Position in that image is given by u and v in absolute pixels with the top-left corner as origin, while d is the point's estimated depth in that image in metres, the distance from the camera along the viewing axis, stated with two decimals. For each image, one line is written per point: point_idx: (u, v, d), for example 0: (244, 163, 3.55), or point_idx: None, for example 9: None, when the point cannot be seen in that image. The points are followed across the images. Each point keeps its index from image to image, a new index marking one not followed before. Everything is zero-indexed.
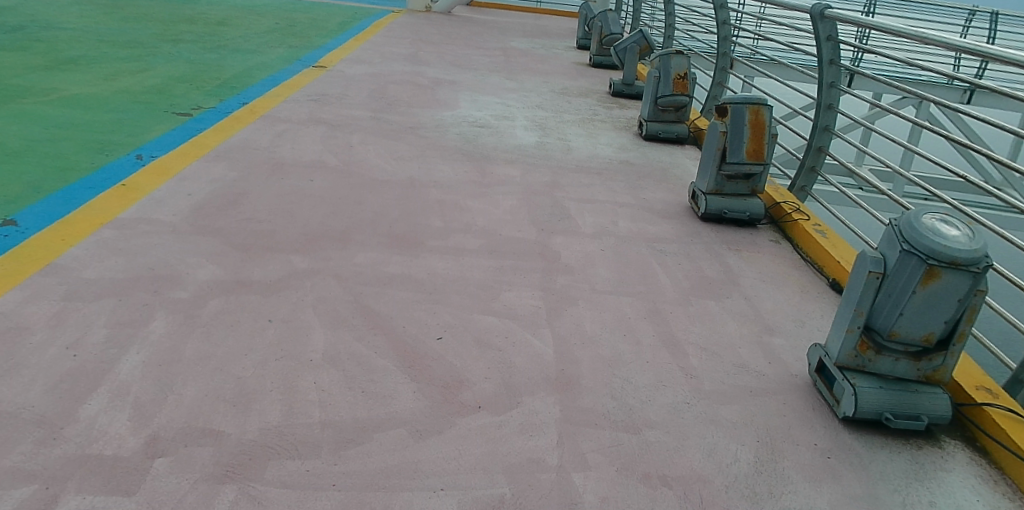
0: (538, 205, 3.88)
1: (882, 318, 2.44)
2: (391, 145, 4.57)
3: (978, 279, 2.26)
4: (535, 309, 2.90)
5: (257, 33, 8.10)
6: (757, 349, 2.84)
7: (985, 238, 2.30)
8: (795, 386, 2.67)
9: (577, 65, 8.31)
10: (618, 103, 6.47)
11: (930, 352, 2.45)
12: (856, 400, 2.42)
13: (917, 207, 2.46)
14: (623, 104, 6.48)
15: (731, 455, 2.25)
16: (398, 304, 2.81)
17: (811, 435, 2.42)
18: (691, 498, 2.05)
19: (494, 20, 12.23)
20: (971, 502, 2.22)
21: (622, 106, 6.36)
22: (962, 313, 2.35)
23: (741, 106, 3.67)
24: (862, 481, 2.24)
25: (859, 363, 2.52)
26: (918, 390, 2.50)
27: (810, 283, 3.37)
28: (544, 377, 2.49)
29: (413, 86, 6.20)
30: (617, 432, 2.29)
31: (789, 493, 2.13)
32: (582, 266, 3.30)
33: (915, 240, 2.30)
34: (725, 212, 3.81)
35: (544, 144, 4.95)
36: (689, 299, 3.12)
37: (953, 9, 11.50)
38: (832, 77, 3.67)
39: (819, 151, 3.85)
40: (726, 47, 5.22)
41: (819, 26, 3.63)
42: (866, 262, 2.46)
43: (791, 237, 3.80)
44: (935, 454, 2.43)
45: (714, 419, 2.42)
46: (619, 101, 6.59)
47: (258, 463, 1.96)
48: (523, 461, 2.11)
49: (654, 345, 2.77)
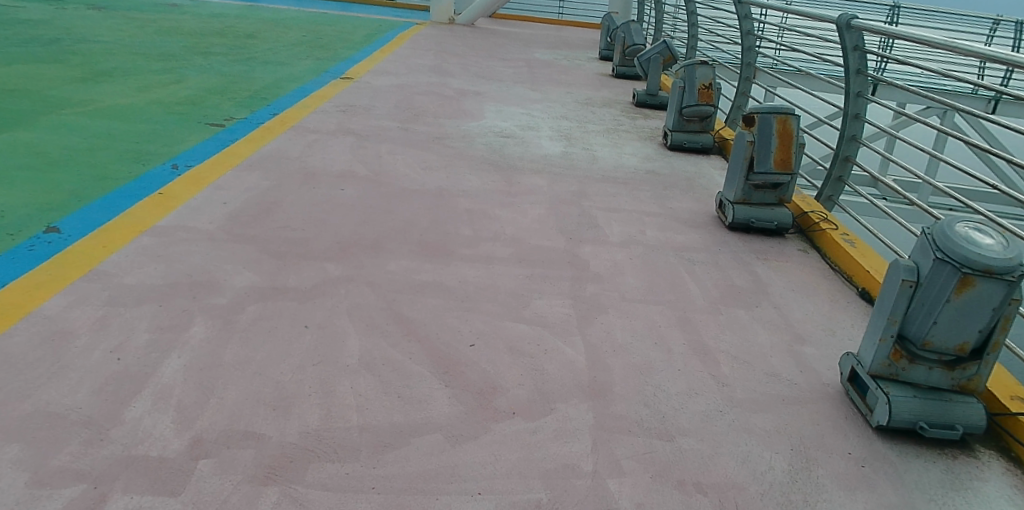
0: (565, 215, 3.91)
1: (915, 327, 2.45)
2: (419, 155, 4.63)
3: (1014, 288, 2.26)
4: (566, 317, 2.92)
5: (284, 45, 8.25)
6: (788, 358, 2.83)
7: (1021, 247, 2.30)
8: (826, 395, 2.66)
9: (599, 75, 8.35)
10: (642, 113, 6.50)
11: (964, 361, 2.45)
12: (890, 409, 2.42)
13: (950, 216, 2.47)
14: (646, 114, 6.51)
15: (765, 463, 2.28)
16: (431, 312, 2.84)
17: (844, 444, 2.43)
18: (725, 506, 2.08)
19: (515, 31, 12.35)
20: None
21: (645, 117, 6.38)
22: (997, 322, 2.35)
23: (768, 116, 3.67)
24: (898, 490, 2.26)
25: (892, 372, 2.52)
26: (952, 399, 2.50)
27: (840, 292, 3.35)
28: (577, 384, 2.51)
29: (438, 97, 6.28)
30: (650, 439, 2.31)
31: (823, 503, 2.15)
32: (611, 275, 3.31)
33: (949, 248, 2.30)
34: (753, 220, 3.80)
35: (569, 154, 4.98)
36: (719, 308, 3.12)
37: (980, 18, 11.37)
38: (859, 86, 3.62)
39: (847, 161, 3.82)
40: (750, 58, 5.18)
41: (845, 36, 3.59)
42: (898, 271, 2.46)
43: (819, 246, 3.79)
44: (972, 464, 2.43)
45: (746, 427, 2.44)
46: (643, 111, 6.61)
47: (299, 466, 1.99)
48: (558, 467, 2.13)
49: (685, 353, 2.77)
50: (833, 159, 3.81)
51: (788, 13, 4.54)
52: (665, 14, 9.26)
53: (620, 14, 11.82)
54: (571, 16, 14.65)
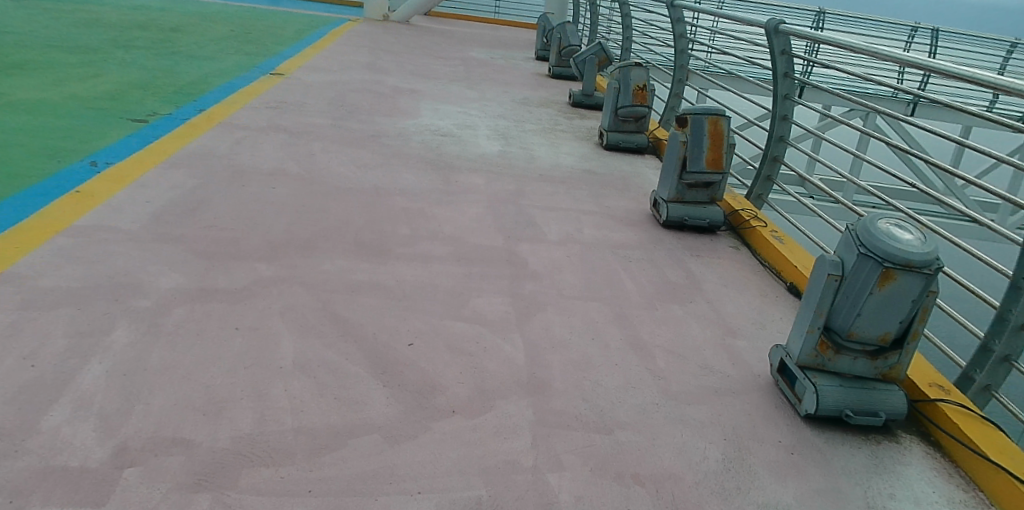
0: (503, 213, 3.92)
1: (841, 319, 2.58)
2: (354, 153, 4.55)
3: (931, 281, 2.42)
4: (505, 314, 2.92)
5: (212, 40, 7.95)
6: (721, 351, 2.93)
7: (937, 242, 2.46)
8: (757, 386, 2.77)
9: (536, 75, 8.42)
10: (578, 113, 6.59)
11: (886, 351, 2.60)
12: (818, 397, 2.53)
13: (871, 213, 2.61)
14: (583, 114, 6.60)
15: (699, 453, 2.36)
16: (368, 311, 2.79)
17: (774, 433, 2.54)
18: (663, 495, 2.14)
19: (452, 30, 12.31)
20: (927, 493, 2.40)
21: (581, 117, 6.47)
22: (916, 313, 2.51)
23: (701, 117, 3.78)
24: (825, 475, 2.38)
25: (819, 363, 2.64)
26: (875, 387, 2.64)
27: (769, 287, 3.49)
28: (516, 381, 2.52)
29: (373, 95, 6.19)
30: (590, 433, 2.35)
31: (755, 490, 2.24)
32: (549, 272, 3.34)
33: (872, 243, 2.44)
34: (687, 219, 3.91)
35: (506, 153, 5.00)
36: (654, 304, 3.20)
37: (898, 26, 12.07)
38: (787, 89, 3.77)
39: (775, 161, 3.98)
40: (683, 60, 5.33)
41: (773, 40, 3.73)
42: (825, 266, 2.58)
43: (750, 243, 3.93)
44: (894, 449, 2.61)
45: (681, 418, 2.51)
46: (578, 111, 6.70)
47: (232, 471, 1.92)
48: (499, 463, 2.14)
49: (622, 348, 2.83)
50: (763, 160, 3.96)
51: (719, 17, 4.70)
52: (600, 17, 9.44)
53: (557, 16, 11.97)
54: (509, 18, 14.70)
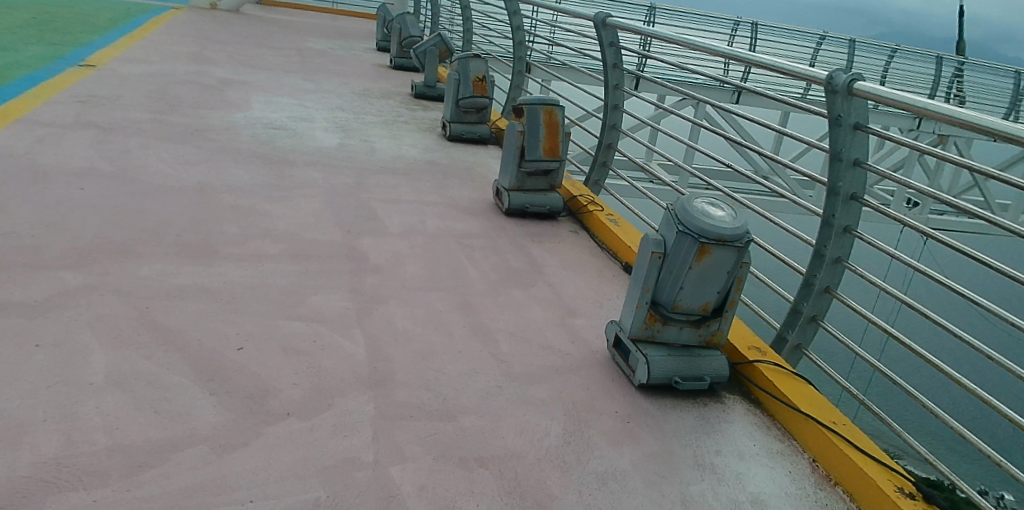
0: (343, 207, 3.83)
1: (666, 292, 2.75)
2: (177, 149, 4.24)
3: (741, 253, 2.68)
4: (344, 310, 2.86)
5: (5, 28, 7.07)
6: (561, 331, 3.05)
7: (744, 217, 2.71)
8: (595, 361, 2.91)
9: (377, 67, 8.32)
10: (420, 105, 6.59)
11: (708, 319, 2.81)
12: (649, 368, 2.70)
13: (689, 193, 2.82)
14: (425, 105, 6.61)
15: (541, 431, 2.45)
16: (192, 317, 2.62)
17: (611, 404, 2.69)
18: (506, 475, 2.20)
19: (292, 21, 11.85)
20: (749, 447, 2.68)
21: (424, 108, 6.48)
22: (731, 283, 2.75)
23: (536, 107, 3.88)
24: (657, 439, 2.57)
25: (649, 335, 2.81)
26: (700, 354, 2.85)
27: (606, 267, 3.69)
28: (356, 377, 2.48)
29: (199, 87, 5.82)
30: (433, 422, 2.36)
31: (593, 460, 2.37)
32: (391, 265, 3.31)
33: (689, 220, 2.65)
34: (528, 206, 4.03)
35: (346, 146, 4.89)
36: (497, 290, 3.26)
37: (718, 22, 13.17)
38: (616, 80, 3.97)
39: (609, 148, 4.19)
40: (521, 52, 5.48)
41: (602, 33, 3.91)
42: (648, 244, 2.74)
43: (588, 227, 4.12)
44: (719, 408, 2.85)
45: (524, 399, 2.59)
46: (421, 103, 6.71)
47: (34, 500, 1.72)
48: (337, 462, 2.09)
49: (465, 335, 2.87)
50: (598, 147, 4.15)
51: (555, 12, 4.85)
52: (442, 10, 9.53)
53: (398, 8, 11.91)
54: (357, 11, 14.36)
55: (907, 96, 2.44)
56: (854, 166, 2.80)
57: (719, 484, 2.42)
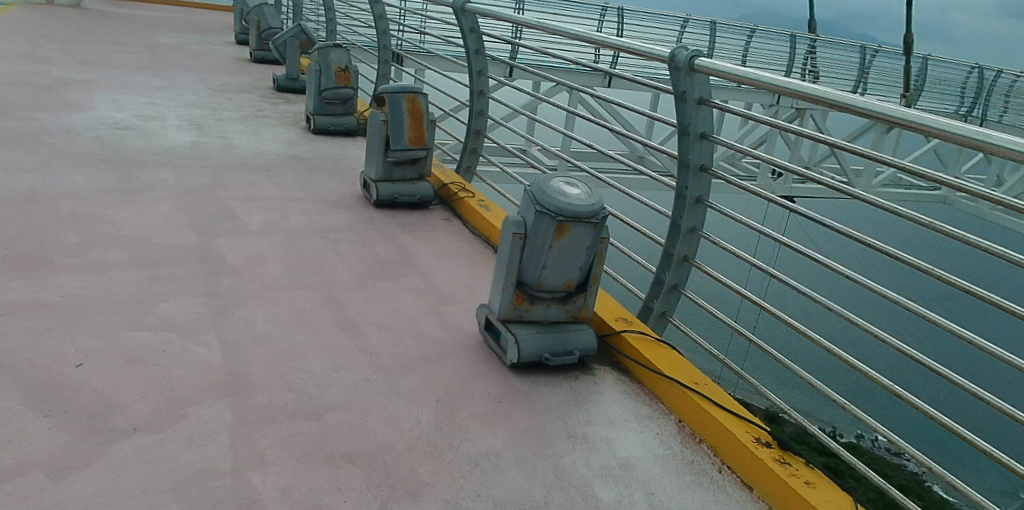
0: (197, 208, 3.67)
1: (530, 272, 2.82)
2: (5, 156, 3.92)
3: (599, 228, 2.79)
4: (198, 316, 2.74)
5: None
6: (432, 318, 3.06)
7: (600, 194, 2.82)
8: (468, 345, 2.94)
9: (237, 61, 8.07)
10: (283, 98, 6.45)
11: (573, 295, 2.91)
12: (519, 347, 2.76)
13: (547, 173, 2.89)
14: (288, 99, 6.46)
15: (412, 419, 2.45)
16: (21, 336, 2.43)
17: (484, 386, 2.73)
18: (375, 467, 2.18)
19: (147, 16, 11.30)
20: (619, 414, 2.79)
21: (288, 101, 6.34)
22: (593, 259, 2.87)
23: (398, 96, 3.78)
24: (529, 416, 2.63)
25: (518, 315, 2.87)
26: (569, 329, 2.94)
27: (478, 252, 3.73)
28: (212, 384, 2.39)
29: (31, 88, 5.42)
30: (297, 422, 2.31)
31: (466, 443, 2.40)
32: (251, 265, 3.20)
33: (546, 200, 2.72)
34: (397, 196, 4.03)
35: (201, 143, 4.69)
36: (365, 283, 3.23)
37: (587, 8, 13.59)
38: (480, 66, 4.00)
39: (479, 134, 4.22)
40: (385, 41, 5.42)
41: (461, 18, 3.95)
42: (509, 226, 2.80)
43: (461, 214, 4.15)
44: (590, 380, 2.95)
45: (394, 389, 2.58)
46: (284, 96, 6.58)
47: None
48: (192, 473, 2.00)
49: (330, 331, 2.82)
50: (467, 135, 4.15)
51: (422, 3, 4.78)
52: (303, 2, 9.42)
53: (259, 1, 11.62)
54: (227, 8, 13.81)
55: (762, 74, 2.59)
56: (701, 139, 2.90)
57: (590, 453, 2.51)
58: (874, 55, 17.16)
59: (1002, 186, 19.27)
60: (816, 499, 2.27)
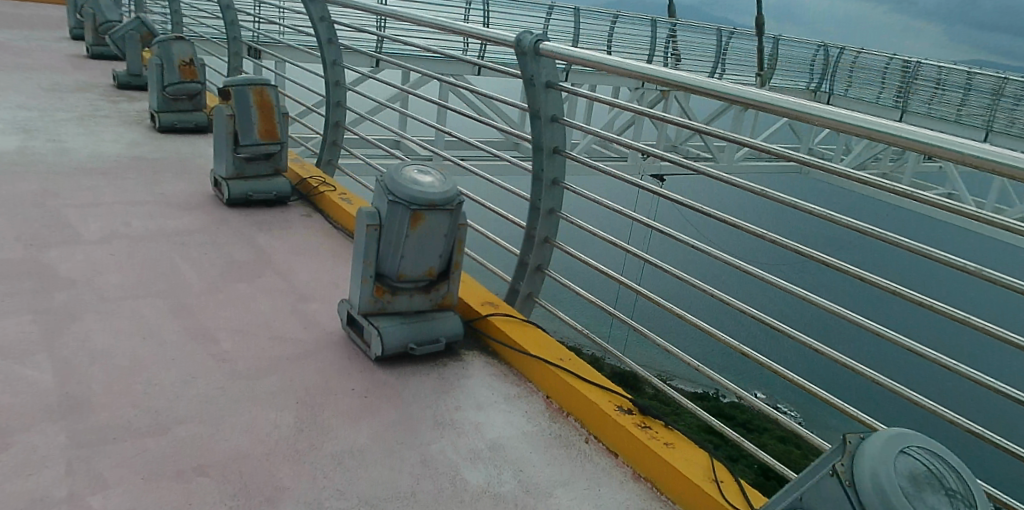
0: (27, 220, 3.55)
1: (388, 264, 2.80)
2: None
3: (455, 214, 2.80)
4: (25, 335, 2.61)
5: None
6: (292, 318, 3.04)
7: (454, 181, 2.83)
8: (329, 343, 2.94)
9: (73, 57, 8.42)
10: (126, 96, 6.61)
11: (436, 283, 2.92)
12: (382, 340, 2.76)
13: (399, 163, 2.87)
14: (131, 96, 6.66)
15: (271, 424, 2.39)
16: None
17: (348, 383, 2.71)
18: (230, 477, 2.10)
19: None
20: (488, 397, 2.83)
21: (130, 100, 6.51)
22: (452, 245, 2.89)
23: (243, 89, 3.77)
24: (396, 408, 2.63)
25: (380, 307, 2.86)
26: (433, 317, 2.96)
27: (340, 246, 3.79)
28: (44, 407, 2.25)
29: None
30: (143, 438, 2.20)
31: (328, 442, 2.36)
32: (89, 277, 3.10)
33: (398, 189, 2.69)
34: (252, 194, 4.05)
35: (30, 149, 4.66)
36: (217, 286, 3.19)
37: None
38: (335, 55, 4.03)
39: (337, 126, 4.21)
40: (234, 33, 5.56)
41: (310, 8, 3.95)
42: (363, 218, 2.76)
43: (323, 209, 4.20)
44: (458, 366, 2.98)
45: (251, 395, 2.52)
46: (127, 93, 6.77)
47: None
48: (21, 504, 1.85)
49: (179, 341, 2.75)
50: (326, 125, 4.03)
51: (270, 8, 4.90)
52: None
53: None
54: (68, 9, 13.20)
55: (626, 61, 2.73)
56: (552, 122, 2.96)
57: (459, 438, 2.53)
58: (729, 37, 17.88)
59: (848, 152, 21.09)
60: (673, 458, 2.40)
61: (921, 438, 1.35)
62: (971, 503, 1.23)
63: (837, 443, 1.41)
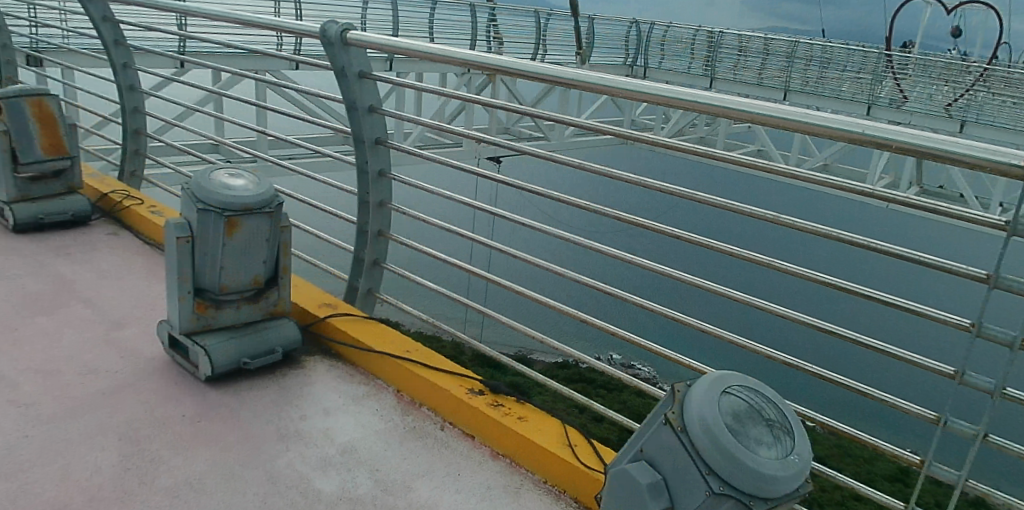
0: None
1: (208, 277, 2.63)
2: None
3: (276, 217, 2.68)
4: None
5: None
6: (104, 349, 2.82)
7: (270, 182, 2.70)
8: (151, 369, 2.74)
9: None
10: None
11: (264, 291, 2.81)
12: (210, 358, 2.61)
13: (206, 168, 2.68)
14: None
15: (89, 467, 2.16)
16: None
17: (177, 409, 2.52)
18: None
19: None
20: (335, 400, 2.74)
21: None
22: (278, 250, 2.78)
23: (19, 101, 3.61)
24: (235, 428, 2.47)
25: (204, 324, 2.69)
26: (265, 327, 2.84)
27: (153, 263, 3.61)
28: None
29: None
30: None
31: (159, 477, 2.17)
32: None
33: (208, 196, 2.51)
34: (44, 215, 3.84)
35: None
36: (10, 325, 2.90)
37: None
38: (124, 57, 3.91)
39: (138, 134, 4.15)
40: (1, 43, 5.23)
41: (90, 8, 3.80)
42: (172, 231, 2.56)
43: (130, 224, 4.03)
44: (299, 373, 2.88)
45: (62, 439, 2.27)
46: None
47: None
48: None
49: None
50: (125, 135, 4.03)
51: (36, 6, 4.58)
52: None
53: None
54: None
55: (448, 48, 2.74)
56: (370, 112, 2.89)
57: (307, 448, 2.42)
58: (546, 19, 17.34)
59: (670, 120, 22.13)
60: (527, 431, 2.45)
61: (737, 376, 1.51)
62: (786, 428, 1.44)
63: (669, 389, 1.56)
